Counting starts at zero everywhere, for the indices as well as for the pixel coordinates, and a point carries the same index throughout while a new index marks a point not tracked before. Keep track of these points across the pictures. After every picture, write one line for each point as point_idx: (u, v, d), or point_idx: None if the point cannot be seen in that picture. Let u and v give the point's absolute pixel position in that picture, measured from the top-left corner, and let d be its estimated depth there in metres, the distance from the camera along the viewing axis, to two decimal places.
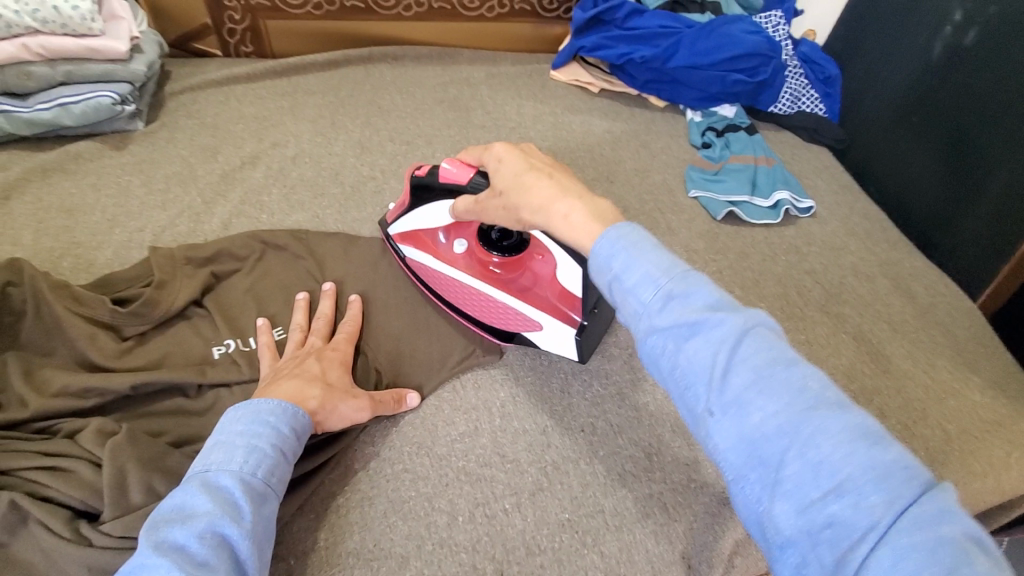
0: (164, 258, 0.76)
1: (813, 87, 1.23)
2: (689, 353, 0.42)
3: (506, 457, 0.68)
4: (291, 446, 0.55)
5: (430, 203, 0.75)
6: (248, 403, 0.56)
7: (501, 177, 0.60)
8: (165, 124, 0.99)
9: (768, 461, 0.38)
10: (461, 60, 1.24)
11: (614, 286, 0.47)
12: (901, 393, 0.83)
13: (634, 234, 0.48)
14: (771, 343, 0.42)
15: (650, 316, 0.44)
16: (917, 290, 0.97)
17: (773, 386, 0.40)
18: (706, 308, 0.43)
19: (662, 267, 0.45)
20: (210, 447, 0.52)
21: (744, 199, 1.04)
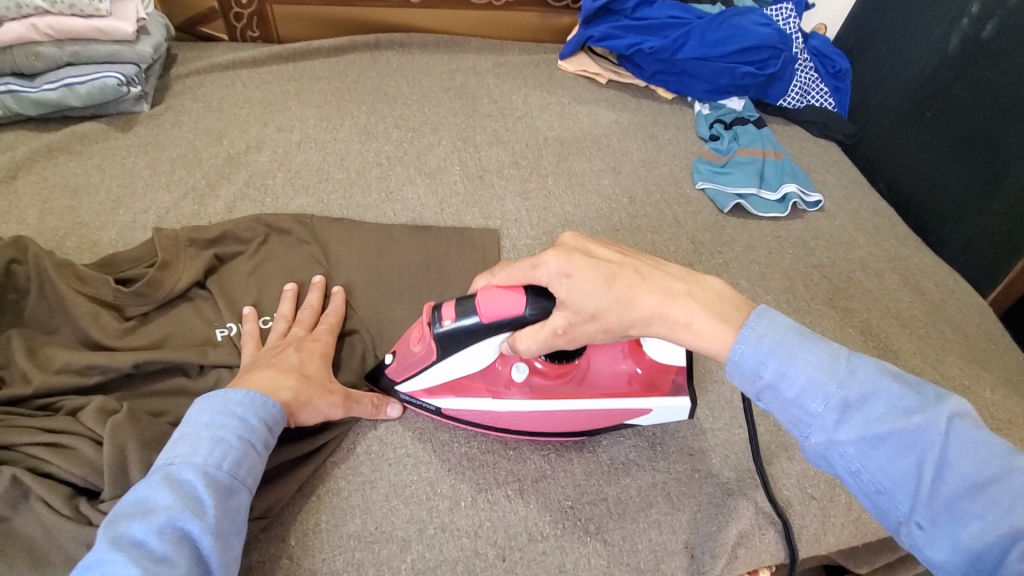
0: (168, 239, 0.75)
1: (823, 81, 1.22)
2: (882, 464, 0.43)
3: (509, 444, 0.68)
4: (262, 437, 0.54)
5: (470, 348, 0.60)
6: (216, 393, 0.55)
7: (584, 301, 0.51)
8: (171, 106, 0.99)
9: (988, 561, 0.40)
10: (468, 49, 1.23)
11: (767, 393, 0.47)
12: None
13: (778, 329, 0.47)
14: (972, 434, 0.43)
15: (827, 430, 0.45)
16: (926, 286, 0.96)
17: (992, 493, 0.41)
18: (897, 414, 0.44)
19: (826, 368, 0.46)
20: (176, 439, 0.51)
21: (752, 192, 1.03)
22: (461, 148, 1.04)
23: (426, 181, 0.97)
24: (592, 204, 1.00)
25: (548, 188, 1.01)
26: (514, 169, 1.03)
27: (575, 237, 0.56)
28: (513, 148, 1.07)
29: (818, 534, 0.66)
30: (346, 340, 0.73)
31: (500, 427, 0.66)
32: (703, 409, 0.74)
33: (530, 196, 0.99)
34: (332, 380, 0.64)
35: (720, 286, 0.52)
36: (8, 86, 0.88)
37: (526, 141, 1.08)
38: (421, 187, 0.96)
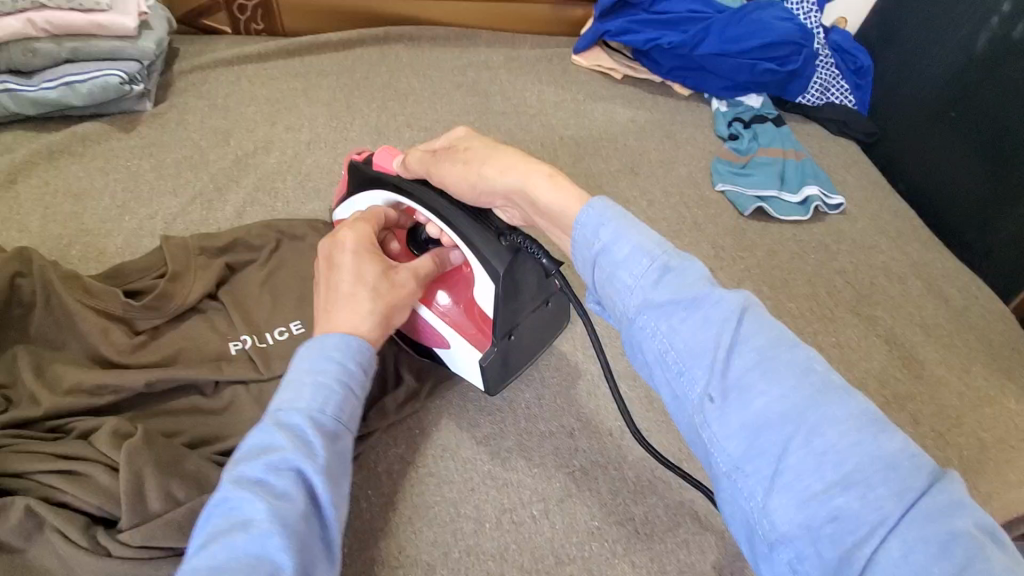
0: (178, 248, 0.72)
1: (843, 78, 1.19)
2: (683, 331, 0.42)
3: (532, 461, 0.66)
4: (359, 381, 0.51)
5: (360, 197, 0.70)
6: (316, 338, 0.52)
7: (468, 144, 0.61)
8: (175, 105, 0.95)
9: (767, 448, 0.38)
10: (480, 43, 1.20)
11: (601, 257, 0.47)
12: (935, 399, 0.81)
13: (614, 205, 0.49)
14: (761, 319, 0.42)
15: (644, 292, 0.44)
16: (949, 292, 0.94)
17: (775, 369, 0.39)
18: (706, 282, 0.44)
19: (652, 241, 0.46)
20: (285, 383, 0.50)
21: (773, 194, 1.01)
22: None
23: None
24: None
25: None
26: None
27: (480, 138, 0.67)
28: (529, 148, 1.04)
29: None
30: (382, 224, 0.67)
31: None
32: None
33: None
34: (395, 273, 0.59)
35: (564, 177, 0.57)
36: (6, 85, 0.84)
37: (541, 141, 1.06)
38: None
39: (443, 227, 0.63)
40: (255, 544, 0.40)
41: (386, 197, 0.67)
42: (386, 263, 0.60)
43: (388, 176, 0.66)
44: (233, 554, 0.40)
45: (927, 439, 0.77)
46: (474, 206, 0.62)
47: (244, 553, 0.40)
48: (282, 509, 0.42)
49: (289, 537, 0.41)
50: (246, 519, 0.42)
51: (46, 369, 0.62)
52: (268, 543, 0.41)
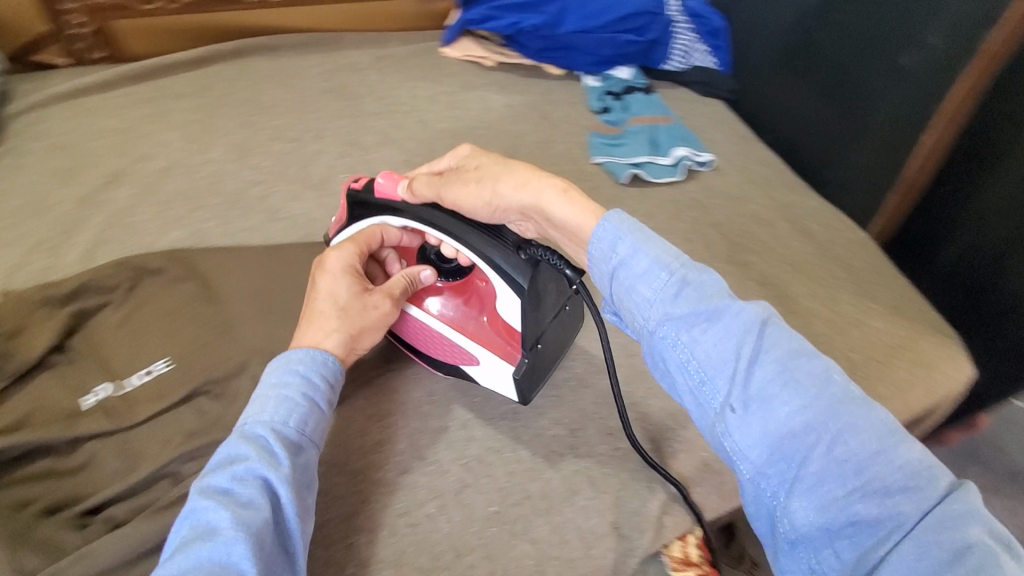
0: (15, 304, 0.69)
1: (702, 41, 1.23)
2: (705, 344, 0.51)
3: (425, 459, 0.66)
4: (323, 395, 0.58)
5: (364, 222, 0.69)
6: (283, 354, 0.59)
7: (473, 163, 0.67)
8: (7, 151, 0.88)
9: (788, 454, 0.46)
10: (345, 45, 1.17)
11: (618, 271, 0.56)
12: (809, 331, 0.87)
13: (632, 223, 0.57)
14: (783, 331, 0.50)
15: (665, 305, 0.53)
16: (815, 229, 1.01)
17: (795, 381, 0.47)
18: (722, 295, 0.52)
19: (668, 258, 0.54)
20: (252, 399, 0.56)
21: (646, 159, 1.04)
22: (348, 153, 0.99)
23: (313, 194, 0.91)
24: None
25: None
26: (407, 168, 0.99)
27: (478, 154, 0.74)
28: (404, 146, 1.02)
29: (736, 487, 0.69)
30: (374, 244, 0.68)
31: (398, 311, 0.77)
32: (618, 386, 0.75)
33: None
34: (369, 292, 0.63)
35: None
36: None
37: (417, 137, 1.05)
38: (309, 201, 0.90)
39: (454, 245, 0.64)
40: (219, 552, 0.45)
41: (383, 221, 0.67)
42: (364, 283, 0.63)
43: (398, 205, 0.65)
44: (197, 561, 0.45)
45: None
46: (490, 228, 0.63)
47: (208, 560, 0.45)
48: (247, 516, 0.48)
49: (252, 544, 0.46)
50: (212, 528, 0.47)
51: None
52: (233, 551, 0.46)
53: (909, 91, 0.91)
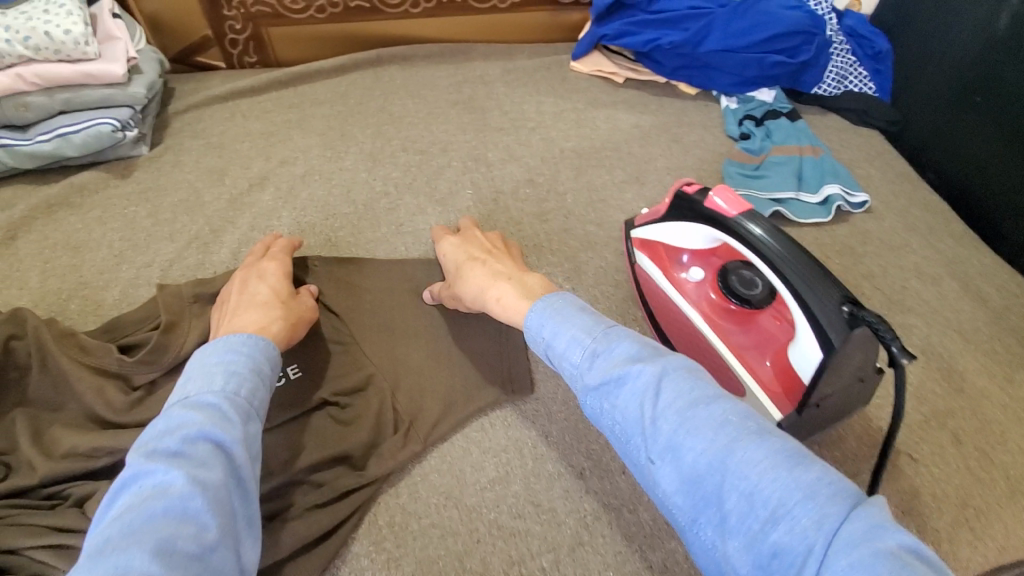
0: (170, 297, 0.71)
1: (861, 64, 1.12)
2: (619, 406, 0.49)
3: (541, 507, 0.63)
4: (266, 367, 0.56)
5: (683, 225, 0.72)
6: (222, 337, 0.57)
7: (449, 266, 0.73)
8: (170, 146, 0.95)
9: (707, 496, 0.43)
10: (475, 56, 1.17)
11: (547, 351, 0.55)
12: (977, 415, 0.75)
13: (560, 303, 0.57)
14: (686, 378, 0.48)
15: (585, 375, 0.51)
16: (989, 292, 0.87)
17: (694, 424, 0.45)
18: (628, 359, 0.50)
19: (586, 328, 0.54)
20: (186, 376, 0.53)
21: (790, 196, 0.95)
22: (472, 169, 0.98)
23: (438, 210, 0.91)
24: (615, 220, 0.93)
25: (567, 208, 0.94)
26: (530, 188, 0.96)
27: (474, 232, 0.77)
28: (528, 164, 1.00)
29: None
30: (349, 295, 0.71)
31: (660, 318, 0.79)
32: None
33: (549, 218, 0.93)
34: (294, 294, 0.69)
35: (536, 278, 0.64)
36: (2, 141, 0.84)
37: (542, 156, 1.02)
38: (433, 216, 0.91)
39: (772, 278, 0.63)
40: (176, 506, 0.43)
41: (706, 233, 0.69)
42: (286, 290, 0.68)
43: (727, 221, 0.65)
44: (150, 516, 0.42)
45: (970, 459, 0.71)
46: (818, 269, 0.60)
47: (163, 513, 0.43)
48: (200, 475, 0.46)
49: (209, 499, 0.45)
50: (165, 486, 0.44)
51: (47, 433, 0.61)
52: (191, 505, 0.44)
53: None
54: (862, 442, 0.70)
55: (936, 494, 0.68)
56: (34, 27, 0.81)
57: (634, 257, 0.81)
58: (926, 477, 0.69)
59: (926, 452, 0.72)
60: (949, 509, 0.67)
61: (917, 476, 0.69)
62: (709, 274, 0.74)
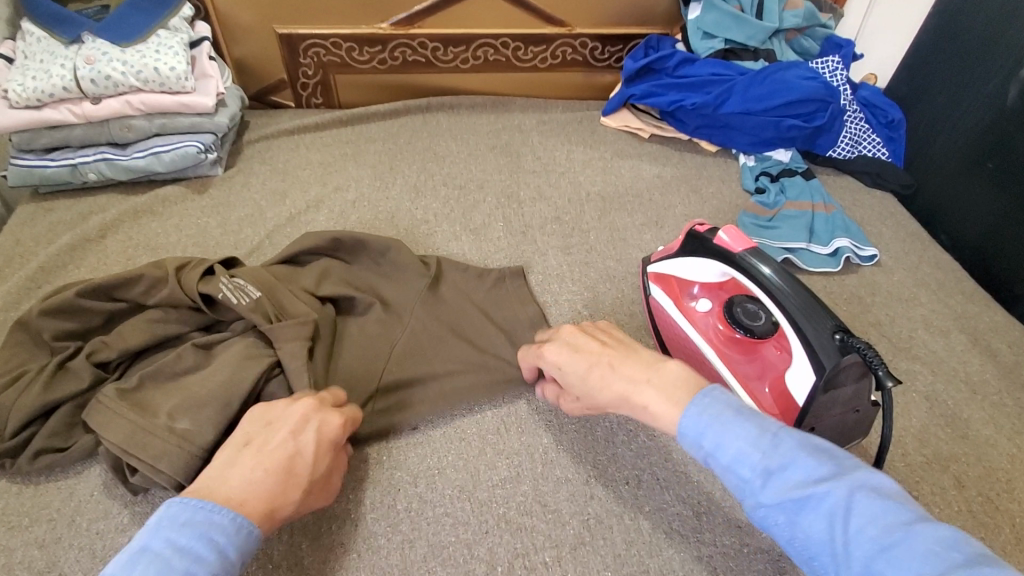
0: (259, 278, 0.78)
1: (875, 131, 1.20)
2: (804, 531, 0.43)
3: (547, 507, 0.68)
4: (218, 574, 0.46)
5: (694, 260, 0.78)
6: (201, 505, 0.49)
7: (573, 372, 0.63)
8: (242, 169, 1.08)
9: None
10: (514, 108, 1.29)
11: (709, 461, 0.49)
12: (983, 462, 0.76)
13: (718, 408, 0.50)
14: (875, 499, 0.42)
15: (755, 493, 0.46)
16: (998, 348, 0.90)
17: (901, 556, 0.39)
18: (808, 479, 0.44)
19: (752, 439, 0.47)
20: (140, 550, 0.45)
21: (801, 246, 1.01)
22: (505, 205, 1.08)
23: (472, 238, 1.01)
24: (634, 258, 1.01)
25: (590, 244, 1.02)
26: (556, 225, 1.05)
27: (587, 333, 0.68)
28: (556, 204, 1.09)
29: None
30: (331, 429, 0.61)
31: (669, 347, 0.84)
32: None
33: (572, 252, 1.01)
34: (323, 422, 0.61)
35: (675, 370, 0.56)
36: (104, 154, 0.99)
37: (569, 197, 1.11)
38: (466, 243, 1.00)
39: (771, 308, 0.68)
40: None
41: (715, 267, 0.76)
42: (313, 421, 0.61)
43: (732, 257, 0.72)
44: None
45: (973, 503, 0.72)
46: (814, 301, 0.65)
47: None
48: None
49: None
50: None
51: (128, 395, 0.67)
52: None
53: None
54: None
55: None
56: (147, 64, 0.96)
57: (649, 290, 0.87)
58: (927, 515, 0.71)
59: (927, 491, 0.73)
60: None
61: None
62: (717, 306, 0.80)
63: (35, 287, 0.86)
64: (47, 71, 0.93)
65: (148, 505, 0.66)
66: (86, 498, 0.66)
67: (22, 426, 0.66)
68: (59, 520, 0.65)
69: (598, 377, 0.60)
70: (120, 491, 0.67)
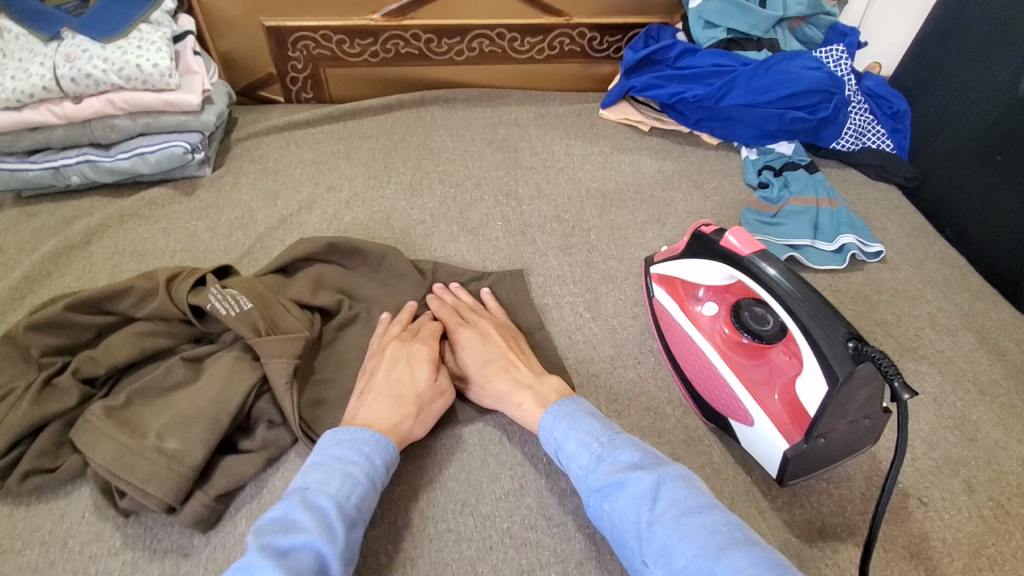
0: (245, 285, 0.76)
1: (880, 122, 1.17)
2: (617, 508, 0.56)
3: (552, 520, 0.66)
4: (379, 474, 0.61)
5: (700, 261, 0.77)
6: (346, 429, 0.62)
7: (472, 359, 0.75)
8: (231, 169, 1.05)
9: None
10: (510, 101, 1.25)
11: (558, 452, 0.64)
12: (993, 465, 0.75)
13: (572, 410, 0.66)
14: (679, 486, 0.56)
15: (590, 476, 0.60)
16: (1006, 346, 0.89)
17: (686, 530, 0.52)
18: (629, 466, 0.59)
19: (594, 434, 0.62)
20: (310, 466, 0.59)
21: (806, 243, 0.98)
22: (503, 203, 1.05)
23: (469, 238, 0.98)
24: (635, 257, 0.99)
25: (591, 243, 1.00)
26: (556, 224, 1.02)
27: (496, 326, 0.80)
28: (555, 201, 1.06)
29: None
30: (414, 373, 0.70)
31: (672, 351, 0.81)
32: (759, 486, 0.71)
33: (573, 252, 0.98)
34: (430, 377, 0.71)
35: (553, 383, 0.71)
36: (87, 156, 0.95)
37: (568, 194, 1.08)
38: (464, 244, 0.98)
39: (781, 313, 0.66)
40: None
41: (720, 267, 0.74)
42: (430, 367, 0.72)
43: (740, 260, 0.70)
44: None
45: (984, 508, 0.71)
46: (826, 307, 0.63)
47: None
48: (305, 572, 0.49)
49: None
50: None
51: (117, 414, 0.65)
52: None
53: None
54: (871, 481, 0.72)
55: (947, 539, 0.68)
56: (129, 61, 0.91)
57: (653, 292, 0.86)
58: (937, 522, 0.70)
59: (937, 497, 0.72)
60: (961, 555, 0.67)
61: (928, 520, 0.70)
62: (723, 309, 0.78)
63: (18, 297, 0.83)
64: (26, 71, 0.89)
65: (141, 526, 0.64)
66: (78, 520, 0.64)
67: (9, 447, 0.64)
68: (51, 543, 0.63)
69: (492, 372, 0.72)
70: (111, 512, 0.65)
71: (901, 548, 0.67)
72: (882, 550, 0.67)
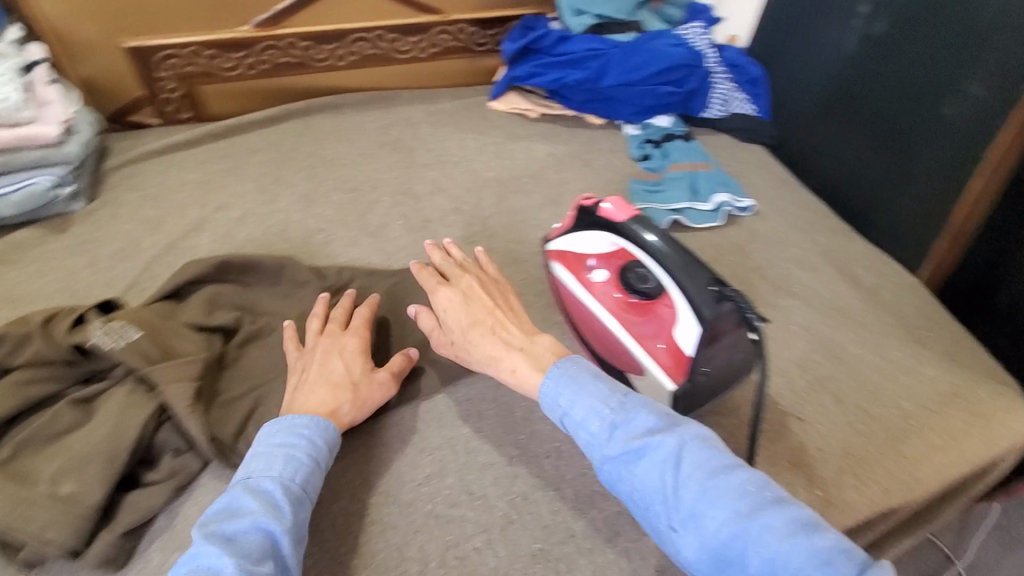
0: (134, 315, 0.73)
1: (741, 90, 1.29)
2: (639, 475, 0.57)
3: (474, 495, 0.69)
4: (324, 455, 0.63)
5: (586, 233, 0.83)
6: (285, 417, 0.64)
7: (455, 322, 0.75)
8: (108, 200, 1.00)
9: (732, 558, 0.51)
10: (399, 101, 1.26)
11: (564, 418, 0.64)
12: (857, 377, 0.86)
13: (574, 371, 0.66)
14: (700, 449, 0.58)
15: (604, 444, 0.60)
16: (861, 274, 1.01)
17: (715, 495, 0.54)
18: (646, 431, 0.59)
19: (604, 400, 0.62)
20: (252, 455, 0.61)
21: (686, 205, 1.07)
22: (402, 202, 1.06)
23: (371, 240, 0.99)
24: (535, 238, 1.03)
25: (492, 230, 1.03)
26: (456, 216, 1.05)
27: (486, 285, 0.81)
28: (453, 195, 1.09)
29: None
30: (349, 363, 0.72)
31: (574, 320, 0.86)
32: None
33: (474, 240, 1.01)
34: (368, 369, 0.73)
35: (546, 342, 0.72)
36: None
37: (465, 186, 1.11)
38: (366, 246, 0.98)
39: (656, 269, 0.73)
40: None
41: (603, 236, 0.80)
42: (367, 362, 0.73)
43: (619, 225, 0.77)
44: None
45: (851, 415, 0.81)
46: (690, 258, 0.71)
47: None
48: (249, 554, 0.52)
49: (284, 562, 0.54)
50: (214, 569, 0.50)
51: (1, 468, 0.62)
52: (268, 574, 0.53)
53: (954, 139, 0.94)
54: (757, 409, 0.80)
55: (822, 447, 0.77)
56: None
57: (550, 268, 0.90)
58: (814, 434, 0.79)
59: (812, 412, 0.81)
60: (835, 459, 0.77)
61: (806, 434, 0.79)
62: (613, 273, 0.82)
63: None
64: None
65: None
66: None
67: None
68: None
69: (477, 333, 0.74)
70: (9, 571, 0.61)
71: (785, 462, 0.75)
72: (769, 466, 0.75)
